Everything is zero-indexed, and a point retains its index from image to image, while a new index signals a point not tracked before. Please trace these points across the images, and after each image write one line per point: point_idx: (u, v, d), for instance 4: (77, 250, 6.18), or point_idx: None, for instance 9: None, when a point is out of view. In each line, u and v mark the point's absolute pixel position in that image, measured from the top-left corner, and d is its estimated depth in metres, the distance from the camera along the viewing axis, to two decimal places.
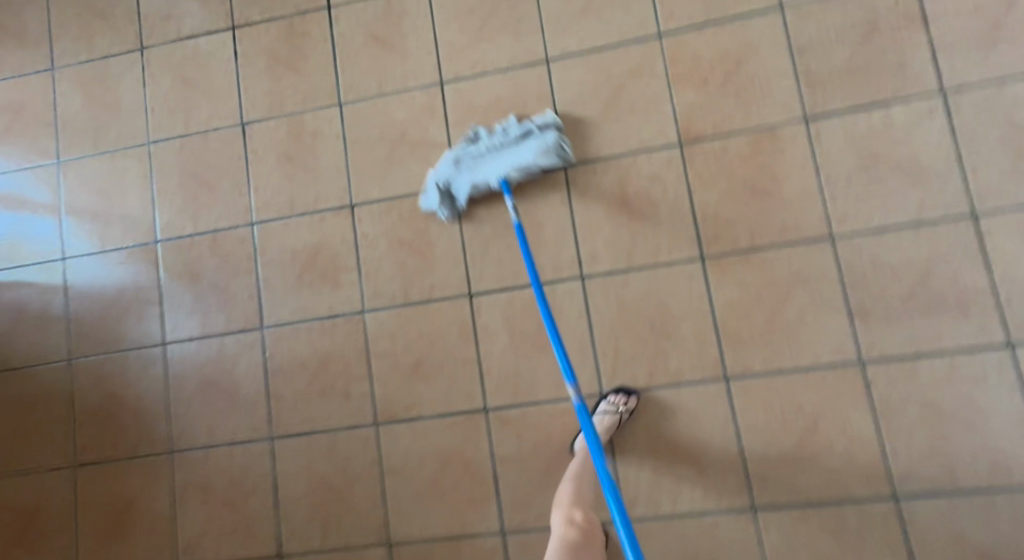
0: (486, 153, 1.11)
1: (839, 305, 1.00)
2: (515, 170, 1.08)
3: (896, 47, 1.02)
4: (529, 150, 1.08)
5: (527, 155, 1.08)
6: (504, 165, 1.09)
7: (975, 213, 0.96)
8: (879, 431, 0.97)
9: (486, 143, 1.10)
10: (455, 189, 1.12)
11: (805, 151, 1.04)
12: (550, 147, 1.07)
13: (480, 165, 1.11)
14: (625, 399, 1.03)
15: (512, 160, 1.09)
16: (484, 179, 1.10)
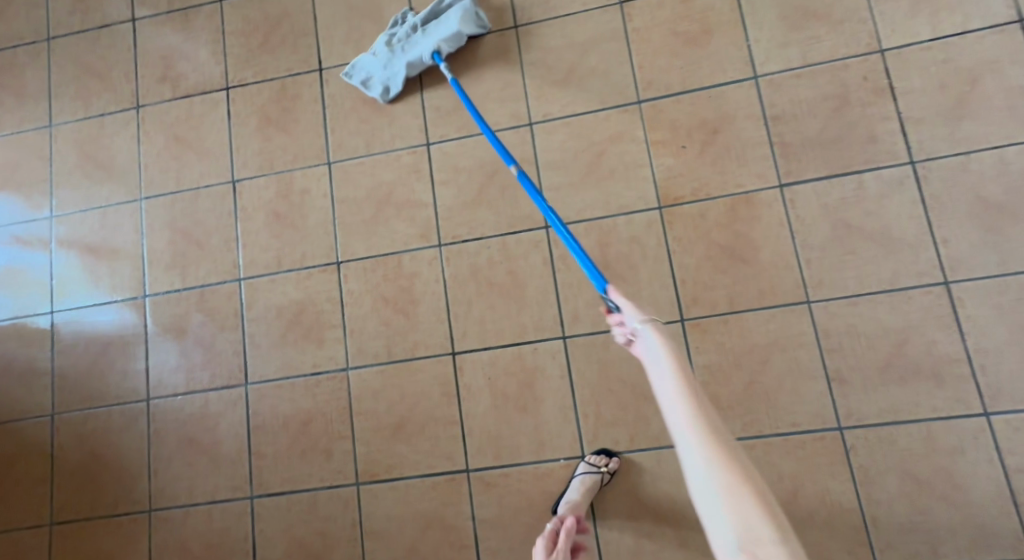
0: (417, 33, 1.21)
1: (816, 371, 1.01)
2: (443, 41, 1.19)
3: (867, 119, 1.05)
4: (453, 17, 1.19)
5: (450, 24, 1.19)
6: (433, 39, 1.19)
7: (948, 282, 0.98)
8: (861, 500, 0.96)
9: (414, 26, 1.22)
10: (391, 71, 1.23)
11: (781, 217, 1.06)
12: (469, 15, 1.19)
13: (412, 48, 1.22)
14: (606, 459, 1.04)
15: (439, 37, 1.19)
16: (417, 58, 1.20)
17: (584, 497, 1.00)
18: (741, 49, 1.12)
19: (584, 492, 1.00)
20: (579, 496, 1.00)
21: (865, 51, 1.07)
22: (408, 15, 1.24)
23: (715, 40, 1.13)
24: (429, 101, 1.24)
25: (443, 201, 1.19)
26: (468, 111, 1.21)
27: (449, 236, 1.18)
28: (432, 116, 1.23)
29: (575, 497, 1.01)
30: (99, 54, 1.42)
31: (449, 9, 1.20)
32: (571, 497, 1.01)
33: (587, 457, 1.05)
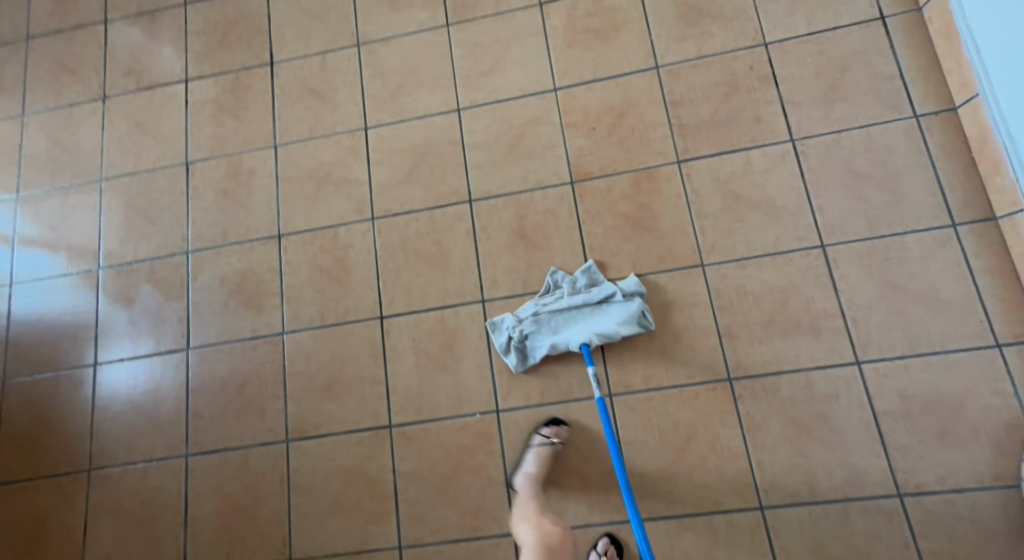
0: (569, 326, 1.12)
1: (709, 327, 1.09)
2: (596, 335, 1.09)
3: (753, 103, 1.18)
4: (615, 315, 1.10)
5: (604, 320, 1.10)
6: (585, 329, 1.11)
7: (824, 244, 1.08)
8: (747, 445, 1.03)
9: (568, 298, 1.13)
10: (531, 345, 1.13)
11: (678, 189, 1.16)
12: (633, 317, 1.09)
13: (559, 330, 1.13)
14: (557, 430, 1.09)
15: (593, 326, 1.11)
16: (562, 341, 1.11)
17: (540, 469, 1.07)
18: (644, 44, 1.25)
19: (540, 464, 1.07)
20: (536, 468, 1.07)
21: (751, 44, 1.20)
22: (564, 286, 1.15)
23: (622, 36, 1.27)
24: (368, 91, 1.36)
25: (378, 179, 1.30)
26: (403, 99, 1.33)
27: (382, 210, 1.28)
28: (371, 103, 1.35)
29: (532, 469, 1.07)
30: (71, 50, 1.53)
31: (615, 303, 1.11)
32: (529, 469, 1.07)
33: (539, 429, 1.10)
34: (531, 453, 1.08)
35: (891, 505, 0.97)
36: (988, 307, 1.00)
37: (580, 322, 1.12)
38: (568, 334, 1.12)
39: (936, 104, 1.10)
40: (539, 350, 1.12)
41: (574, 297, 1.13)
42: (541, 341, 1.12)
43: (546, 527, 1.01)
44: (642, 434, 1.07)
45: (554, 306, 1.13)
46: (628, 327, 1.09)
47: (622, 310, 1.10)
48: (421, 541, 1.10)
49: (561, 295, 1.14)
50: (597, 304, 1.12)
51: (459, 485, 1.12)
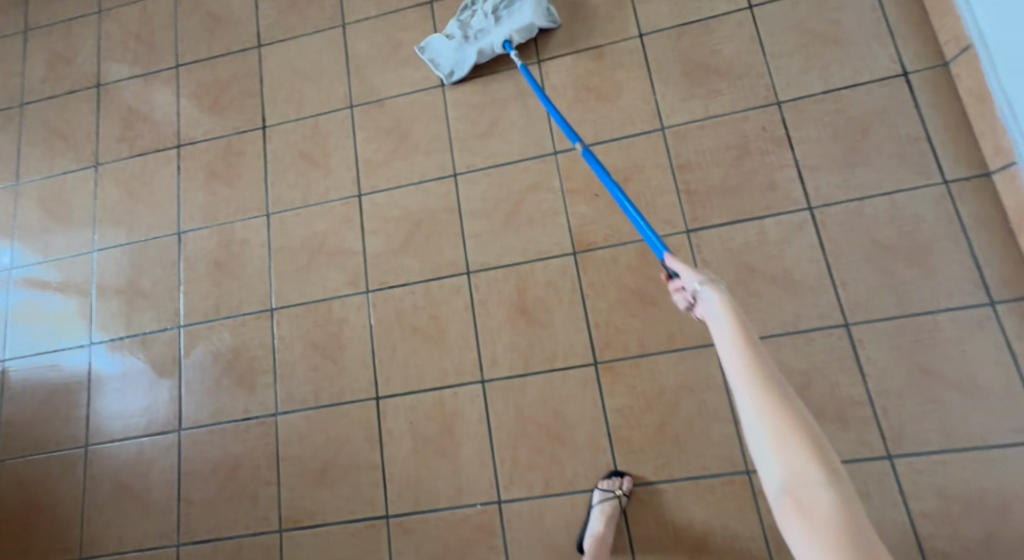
0: (489, 25, 1.26)
1: (724, 414, 1.02)
2: (517, 33, 1.24)
3: (765, 168, 1.11)
4: (527, 9, 1.24)
5: (525, 17, 1.24)
6: (505, 29, 1.25)
7: (847, 323, 1.00)
8: (768, 544, 0.96)
9: (487, 2, 1.27)
10: (462, 63, 1.28)
11: (688, 261, 1.10)
12: (543, 7, 1.24)
13: (484, 34, 1.27)
14: (620, 482, 1.01)
15: (512, 27, 1.25)
16: (490, 47, 1.26)
17: (607, 527, 0.98)
18: (649, 103, 1.19)
19: (606, 523, 0.98)
20: (603, 528, 0.98)
21: (763, 103, 1.13)
22: (480, 1, 1.29)
23: (626, 95, 1.20)
24: (362, 155, 1.31)
25: (373, 249, 1.25)
26: (398, 164, 1.29)
27: (378, 283, 1.23)
28: (365, 169, 1.30)
29: (598, 528, 0.99)
30: (64, 116, 1.51)
31: (525, 2, 1.25)
32: (595, 528, 0.98)
33: (599, 483, 1.02)
34: (596, 510, 1.00)
35: None
36: None
37: (502, 23, 1.26)
38: (492, 38, 1.26)
39: (968, 168, 1.01)
40: (472, 48, 1.26)
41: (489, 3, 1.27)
42: (472, 50, 1.26)
43: None
44: (655, 532, 1.00)
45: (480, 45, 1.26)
46: (543, 19, 1.24)
47: (533, 2, 1.24)
48: None
49: (478, 9, 1.28)
50: (512, 6, 1.26)
51: None
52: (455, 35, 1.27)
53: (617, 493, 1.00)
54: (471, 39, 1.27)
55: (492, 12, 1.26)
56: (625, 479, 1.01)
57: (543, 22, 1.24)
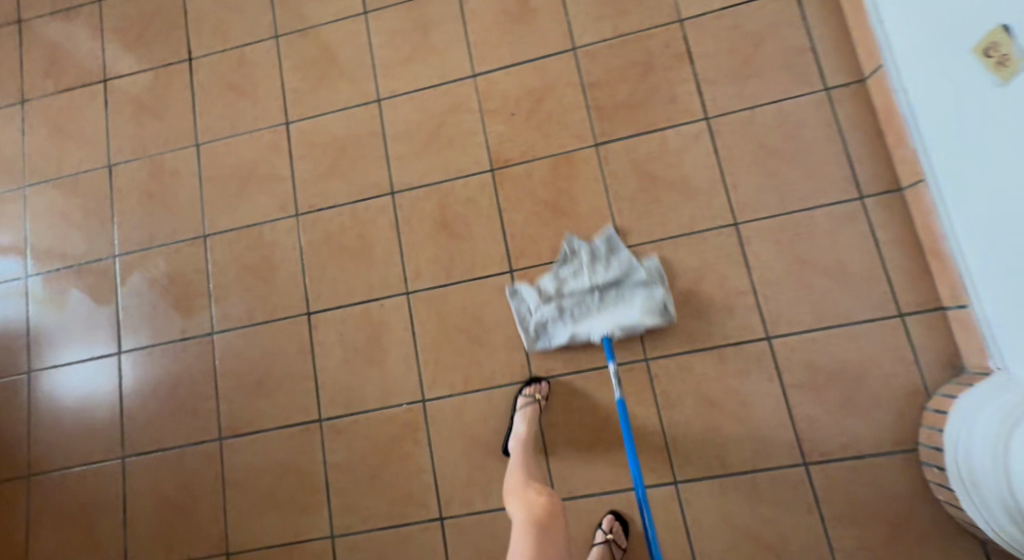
0: (591, 306, 1.11)
1: (627, 310, 1.11)
2: (618, 328, 1.07)
3: (668, 83, 1.17)
4: (636, 306, 1.08)
5: (632, 315, 1.08)
6: (608, 320, 1.09)
7: (736, 221, 1.10)
8: (662, 421, 1.06)
9: (593, 297, 1.12)
10: (551, 329, 1.11)
11: (596, 172, 1.16)
12: (655, 306, 1.07)
13: (582, 318, 1.11)
14: (539, 388, 1.09)
15: (615, 318, 1.09)
16: (586, 333, 1.09)
17: (529, 428, 1.05)
18: (562, 25, 1.24)
19: (527, 422, 1.05)
20: (524, 426, 1.05)
21: (667, 21, 1.19)
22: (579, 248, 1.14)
23: (540, 18, 1.25)
24: (289, 84, 1.34)
25: (301, 174, 1.28)
26: (324, 92, 1.32)
27: (306, 206, 1.27)
28: (291, 97, 1.33)
29: (521, 429, 1.05)
30: None
31: (635, 292, 1.10)
32: (519, 429, 1.05)
33: (522, 391, 1.10)
34: (518, 414, 1.07)
35: (796, 473, 1.00)
36: (893, 279, 1.02)
37: (605, 311, 1.11)
38: (592, 324, 1.10)
39: (846, 76, 1.10)
40: (563, 330, 1.11)
41: (595, 275, 1.12)
42: (564, 329, 1.11)
43: (530, 499, 0.89)
44: (564, 417, 1.10)
45: (575, 295, 1.12)
46: (652, 319, 1.07)
47: (643, 298, 1.08)
48: (353, 530, 1.13)
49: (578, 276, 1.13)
50: (619, 292, 1.11)
51: (388, 474, 1.13)
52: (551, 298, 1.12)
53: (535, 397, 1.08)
54: (566, 315, 1.12)
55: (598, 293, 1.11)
56: (542, 384, 1.10)
57: (656, 321, 1.07)
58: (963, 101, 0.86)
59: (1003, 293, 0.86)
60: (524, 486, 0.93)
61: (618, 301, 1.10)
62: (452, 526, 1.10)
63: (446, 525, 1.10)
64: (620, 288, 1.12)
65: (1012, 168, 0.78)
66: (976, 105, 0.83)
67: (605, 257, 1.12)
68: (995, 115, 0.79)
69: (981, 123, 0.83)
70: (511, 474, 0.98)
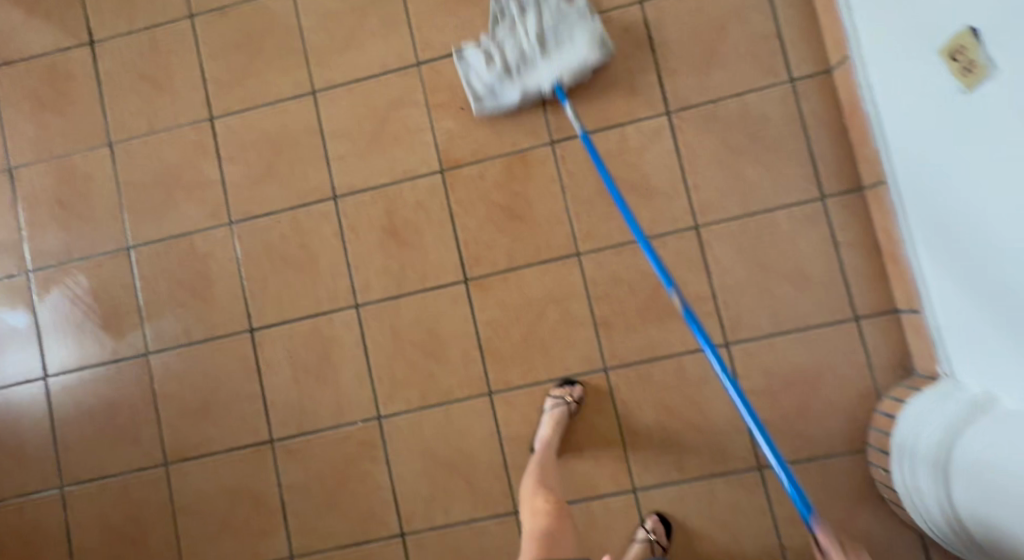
0: (535, 55, 1.07)
1: (585, 319, 1.08)
2: (568, 73, 1.05)
3: (627, 73, 1.09)
4: (578, 43, 1.05)
5: (581, 52, 1.04)
6: (555, 67, 1.06)
7: (697, 225, 1.06)
8: (622, 430, 1.05)
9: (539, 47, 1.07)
10: None
11: (552, 173, 1.10)
12: (597, 37, 1.04)
13: (530, 75, 1.08)
14: (570, 390, 1.05)
15: (565, 61, 1.06)
16: (537, 85, 1.06)
17: (555, 431, 1.01)
18: None
19: (554, 427, 1.01)
20: (550, 431, 1.01)
21: (627, 3, 1.09)
22: None
23: None
24: (209, 73, 1.19)
25: (232, 178, 1.17)
26: (250, 82, 1.18)
27: (241, 213, 1.16)
28: (213, 88, 1.19)
29: (546, 433, 1.02)
30: None
31: (574, 30, 1.06)
32: (543, 433, 1.01)
33: (551, 392, 1.06)
34: (546, 416, 1.03)
35: (752, 477, 1.02)
36: (851, 283, 1.00)
37: None
38: None
39: (812, 66, 1.03)
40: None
41: (528, 28, 1.07)
42: None
43: (540, 504, 0.85)
44: (523, 430, 1.08)
45: (515, 39, 1.08)
46: None
47: None
48: (312, 550, 1.11)
49: (515, 31, 1.08)
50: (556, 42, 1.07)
51: (346, 494, 1.11)
52: (496, 62, 1.08)
53: (566, 399, 1.04)
54: (512, 74, 1.08)
55: (539, 40, 1.07)
56: (575, 387, 1.06)
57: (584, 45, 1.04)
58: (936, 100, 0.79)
59: (957, 299, 0.84)
60: (537, 490, 0.88)
61: (563, 49, 1.07)
62: (414, 542, 1.09)
63: (408, 541, 1.09)
64: (559, 28, 1.07)
65: (975, 177, 0.74)
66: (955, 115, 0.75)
67: (532, 5, 1.06)
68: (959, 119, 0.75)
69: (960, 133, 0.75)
70: (528, 476, 0.93)
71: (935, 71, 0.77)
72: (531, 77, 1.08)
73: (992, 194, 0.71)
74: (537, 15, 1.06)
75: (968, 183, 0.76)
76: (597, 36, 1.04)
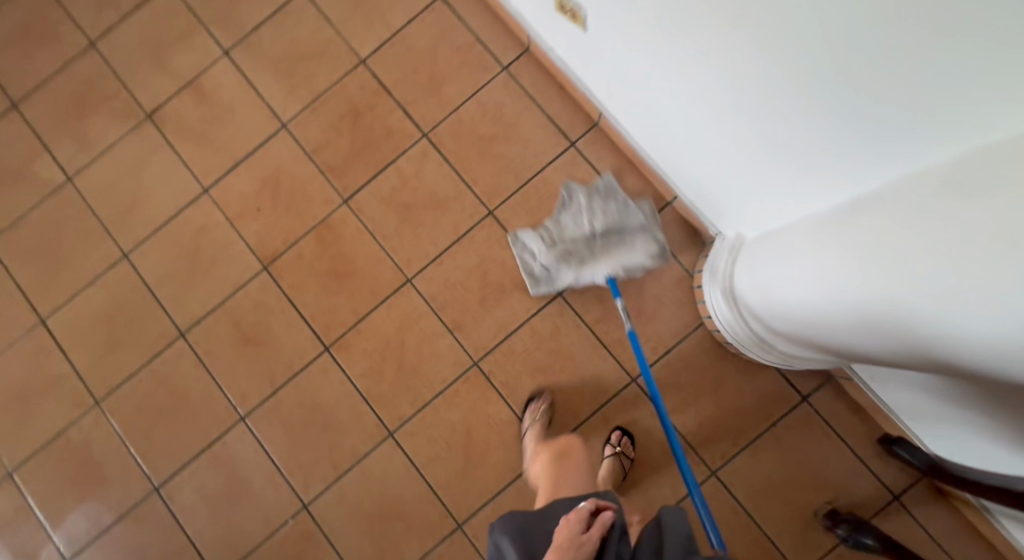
0: (592, 243, 1.12)
1: (440, 330, 1.17)
2: (621, 269, 1.11)
3: (379, 119, 1.23)
4: (632, 244, 1.12)
5: (630, 256, 1.11)
6: (612, 261, 1.11)
7: (490, 210, 1.19)
8: (512, 407, 1.14)
9: (586, 234, 1.12)
10: None
11: (357, 225, 1.21)
12: (653, 247, 1.12)
13: (580, 251, 1.12)
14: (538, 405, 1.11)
15: (617, 258, 1.11)
16: (591, 272, 1.12)
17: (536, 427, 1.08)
18: (262, 109, 1.26)
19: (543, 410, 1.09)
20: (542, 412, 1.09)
21: (352, 66, 1.25)
22: None
23: (239, 111, 1.26)
24: (23, 281, 1.24)
25: (82, 363, 1.21)
26: (65, 272, 1.24)
27: (103, 389, 1.20)
28: (32, 293, 1.24)
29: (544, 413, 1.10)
30: None
31: (624, 234, 1.12)
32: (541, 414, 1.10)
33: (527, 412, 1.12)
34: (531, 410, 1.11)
35: (632, 390, 1.13)
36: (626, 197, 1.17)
37: None
38: None
39: (515, 51, 1.23)
40: (561, 277, 1.13)
41: (589, 222, 1.12)
42: None
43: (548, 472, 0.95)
44: (434, 450, 1.14)
45: (578, 237, 1.13)
46: None
47: None
48: None
49: (588, 242, 1.12)
50: (610, 230, 1.12)
51: None
52: (554, 254, 1.12)
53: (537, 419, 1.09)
54: (571, 258, 1.12)
55: (598, 231, 1.11)
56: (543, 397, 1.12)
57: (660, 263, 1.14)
58: (608, 84, 1.06)
59: (708, 193, 1.02)
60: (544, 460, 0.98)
61: (617, 244, 1.12)
62: None
63: None
64: (622, 230, 1.12)
65: (656, 108, 0.98)
66: (616, 83, 1.03)
67: (599, 221, 1.12)
68: (643, 81, 0.95)
69: (628, 89, 1.01)
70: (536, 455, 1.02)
71: (601, 50, 0.99)
72: (587, 265, 1.12)
73: (671, 110, 0.94)
74: (602, 216, 1.12)
75: (655, 117, 1.00)
76: (659, 246, 1.12)
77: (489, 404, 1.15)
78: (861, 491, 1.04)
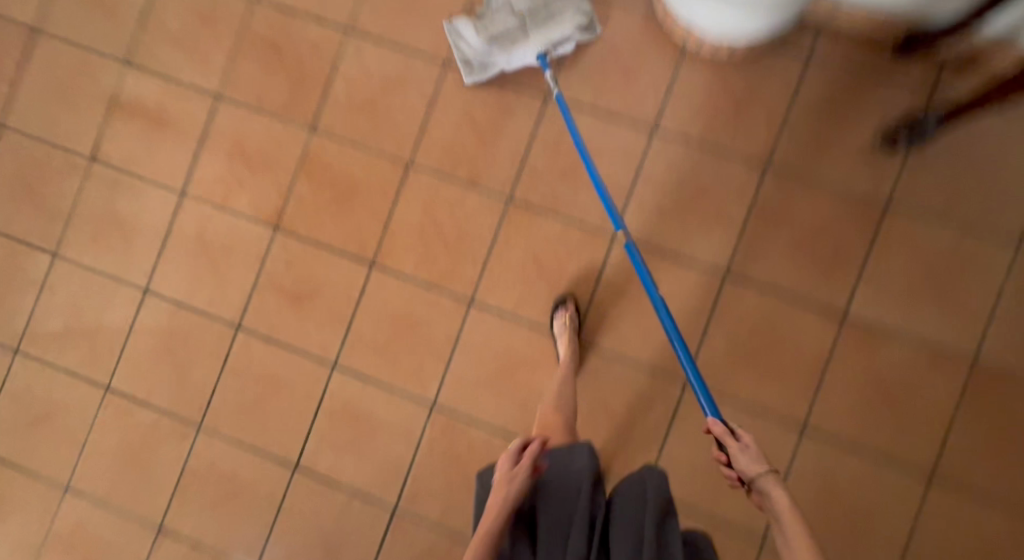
0: (507, 16, 1.08)
1: (462, 189, 1.17)
2: (549, 46, 1.09)
3: (299, 41, 1.21)
4: (564, 15, 1.08)
5: (560, 28, 1.08)
6: (537, 38, 1.08)
7: (444, 61, 1.18)
8: (562, 216, 1.14)
9: (517, 17, 1.07)
10: None
11: (335, 144, 1.20)
12: (584, 20, 1.09)
13: (495, 32, 1.08)
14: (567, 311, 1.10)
15: (544, 33, 1.08)
16: (492, 48, 1.09)
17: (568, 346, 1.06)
18: (190, 93, 1.23)
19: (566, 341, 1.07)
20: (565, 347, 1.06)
21: (248, 9, 1.22)
22: None
23: (172, 107, 1.23)
24: (69, 364, 1.22)
25: (165, 401, 1.20)
26: (101, 335, 1.22)
27: (197, 412, 1.19)
28: (83, 369, 1.22)
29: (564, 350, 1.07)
30: None
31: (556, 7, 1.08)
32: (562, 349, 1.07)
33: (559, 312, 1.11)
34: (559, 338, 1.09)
35: (659, 140, 1.12)
36: None
37: None
38: None
39: None
40: (494, 61, 1.12)
41: (518, 2, 1.07)
42: None
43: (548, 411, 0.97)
44: (516, 292, 1.15)
45: (498, 16, 1.08)
46: None
47: None
48: None
49: (497, 7, 1.08)
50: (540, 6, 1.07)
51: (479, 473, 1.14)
52: (478, 47, 1.11)
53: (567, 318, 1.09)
54: (501, 41, 1.09)
55: (526, 9, 1.07)
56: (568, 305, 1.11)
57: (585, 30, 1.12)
58: None
59: None
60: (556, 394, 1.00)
61: (546, 18, 1.08)
62: None
63: None
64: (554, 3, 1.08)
65: None
66: None
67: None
68: None
69: None
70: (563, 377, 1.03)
71: None
72: (515, 47, 1.09)
73: None
74: None
75: None
76: (581, 11, 1.08)
77: (540, 225, 1.15)
78: (900, 104, 1.06)
